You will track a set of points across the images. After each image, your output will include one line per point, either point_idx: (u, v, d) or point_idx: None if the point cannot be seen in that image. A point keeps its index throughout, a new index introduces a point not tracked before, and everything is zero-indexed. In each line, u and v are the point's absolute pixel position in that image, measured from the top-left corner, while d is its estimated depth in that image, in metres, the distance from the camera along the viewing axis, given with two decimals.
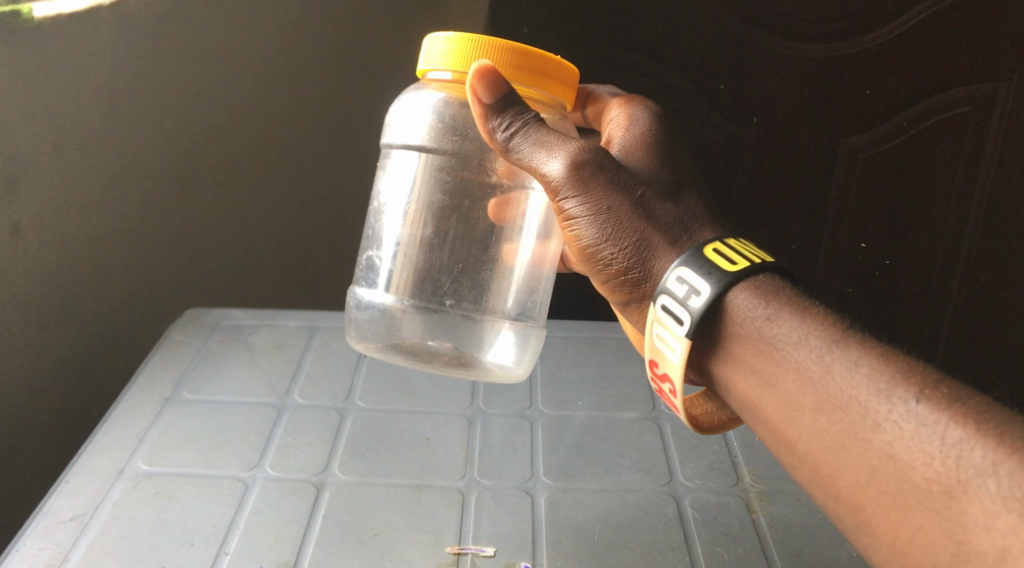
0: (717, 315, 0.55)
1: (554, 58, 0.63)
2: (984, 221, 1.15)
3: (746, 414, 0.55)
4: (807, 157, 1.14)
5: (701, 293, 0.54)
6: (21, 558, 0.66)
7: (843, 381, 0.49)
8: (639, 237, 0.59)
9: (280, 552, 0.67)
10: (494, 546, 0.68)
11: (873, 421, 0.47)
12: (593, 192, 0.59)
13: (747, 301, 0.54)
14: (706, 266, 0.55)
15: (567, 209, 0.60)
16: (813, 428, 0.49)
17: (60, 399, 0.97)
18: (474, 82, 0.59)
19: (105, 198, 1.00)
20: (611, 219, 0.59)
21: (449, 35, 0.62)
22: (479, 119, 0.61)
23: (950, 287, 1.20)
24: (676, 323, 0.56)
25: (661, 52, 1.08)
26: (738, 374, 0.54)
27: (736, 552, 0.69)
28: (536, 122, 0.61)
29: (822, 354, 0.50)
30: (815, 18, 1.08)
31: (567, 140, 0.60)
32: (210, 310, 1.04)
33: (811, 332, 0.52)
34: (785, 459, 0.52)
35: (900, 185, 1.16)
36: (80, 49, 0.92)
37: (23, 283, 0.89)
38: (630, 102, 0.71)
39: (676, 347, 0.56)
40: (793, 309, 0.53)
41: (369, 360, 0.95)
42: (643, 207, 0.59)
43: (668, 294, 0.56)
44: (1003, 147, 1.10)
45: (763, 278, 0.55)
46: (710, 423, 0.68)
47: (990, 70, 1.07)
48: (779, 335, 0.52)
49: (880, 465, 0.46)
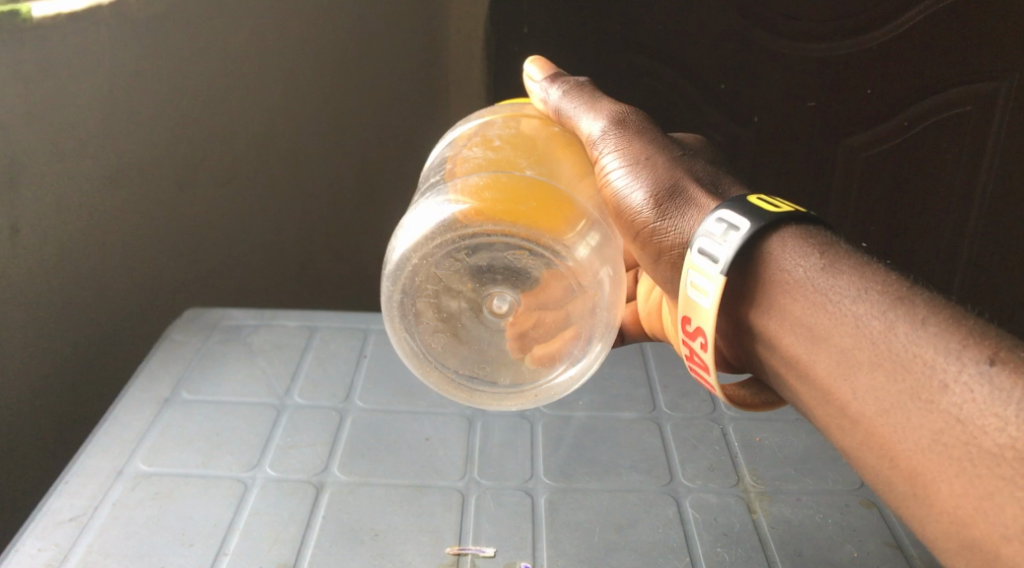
0: (761, 261, 0.52)
1: None
2: (985, 221, 1.16)
3: (792, 373, 0.52)
4: (807, 157, 1.14)
5: (740, 229, 0.52)
6: (21, 559, 0.66)
7: (907, 339, 0.44)
8: (672, 182, 0.58)
9: (280, 552, 0.67)
10: (494, 546, 0.68)
11: (940, 382, 0.42)
12: (635, 138, 0.61)
13: (797, 252, 0.51)
14: (746, 207, 0.53)
15: (603, 159, 0.61)
16: (871, 387, 0.45)
17: (58, 401, 0.96)
18: (538, 62, 0.70)
19: (106, 197, 1.00)
20: (646, 160, 0.59)
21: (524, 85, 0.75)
22: (539, 92, 0.69)
23: (952, 285, 1.23)
24: (710, 262, 0.52)
25: (660, 52, 1.08)
26: (786, 330, 0.51)
27: (737, 552, 0.69)
28: (589, 90, 0.66)
29: (885, 309, 0.46)
30: (816, 18, 1.06)
31: (612, 103, 0.64)
32: (209, 310, 1.03)
33: (872, 286, 0.48)
34: (833, 422, 0.49)
35: (902, 186, 1.16)
36: (79, 48, 0.93)
37: (23, 282, 0.89)
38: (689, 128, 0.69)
39: (708, 290, 0.53)
40: (853, 264, 0.49)
41: (369, 360, 0.95)
42: (680, 161, 0.59)
43: (706, 237, 0.53)
44: (1005, 145, 1.11)
45: (815, 231, 0.52)
46: (741, 402, 0.61)
47: (991, 70, 1.07)
48: (834, 288, 0.49)
49: (946, 429, 0.42)
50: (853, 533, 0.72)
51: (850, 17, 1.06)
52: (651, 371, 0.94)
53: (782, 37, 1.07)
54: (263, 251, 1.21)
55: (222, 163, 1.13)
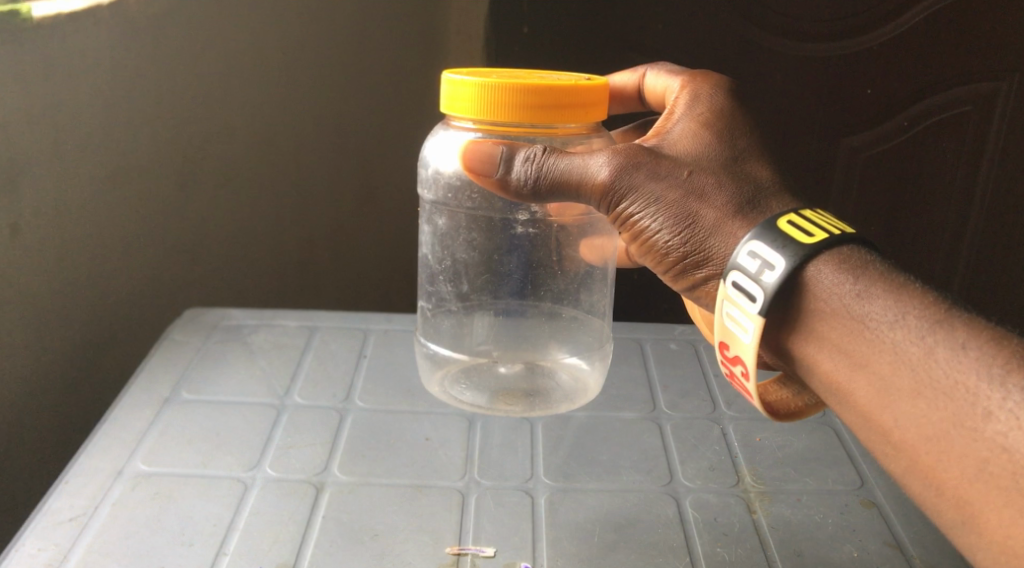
0: (799, 290, 0.55)
1: (568, 84, 0.61)
2: (984, 222, 1.16)
3: (834, 398, 0.56)
4: (808, 155, 1.13)
5: (775, 267, 0.55)
6: (21, 559, 0.65)
7: (948, 365, 0.48)
8: (697, 223, 0.60)
9: (280, 552, 0.66)
10: (494, 546, 0.68)
11: (984, 410, 0.46)
12: (642, 183, 0.60)
13: (832, 277, 0.54)
14: (780, 239, 0.55)
15: (624, 215, 0.62)
16: (912, 414, 0.49)
17: (56, 402, 0.96)
18: (467, 162, 0.63)
19: (107, 195, 1.02)
20: (667, 207, 0.60)
21: (461, 78, 0.61)
22: (502, 191, 0.64)
23: (952, 286, 1.20)
24: (749, 300, 0.56)
25: (660, 51, 1.07)
26: (823, 354, 0.55)
27: (737, 553, 0.68)
28: (554, 157, 0.61)
29: (923, 335, 0.50)
30: (813, 19, 1.07)
31: (594, 159, 0.61)
32: (210, 310, 1.04)
33: (908, 310, 0.51)
34: (875, 446, 0.53)
35: (901, 184, 1.15)
36: (78, 48, 0.94)
37: (24, 283, 0.89)
38: (693, 89, 0.67)
39: (748, 327, 0.57)
40: (886, 287, 0.53)
41: (369, 360, 0.96)
42: (694, 187, 0.60)
43: (740, 270, 0.57)
44: (1004, 146, 1.11)
45: (849, 250, 0.55)
46: (788, 410, 0.66)
47: (990, 69, 1.08)
48: (871, 313, 0.52)
49: (993, 458, 0.45)
50: (853, 533, 0.72)
51: (849, 18, 1.06)
52: (650, 371, 0.95)
53: (782, 37, 1.07)
54: (261, 253, 1.20)
55: (221, 164, 1.14)
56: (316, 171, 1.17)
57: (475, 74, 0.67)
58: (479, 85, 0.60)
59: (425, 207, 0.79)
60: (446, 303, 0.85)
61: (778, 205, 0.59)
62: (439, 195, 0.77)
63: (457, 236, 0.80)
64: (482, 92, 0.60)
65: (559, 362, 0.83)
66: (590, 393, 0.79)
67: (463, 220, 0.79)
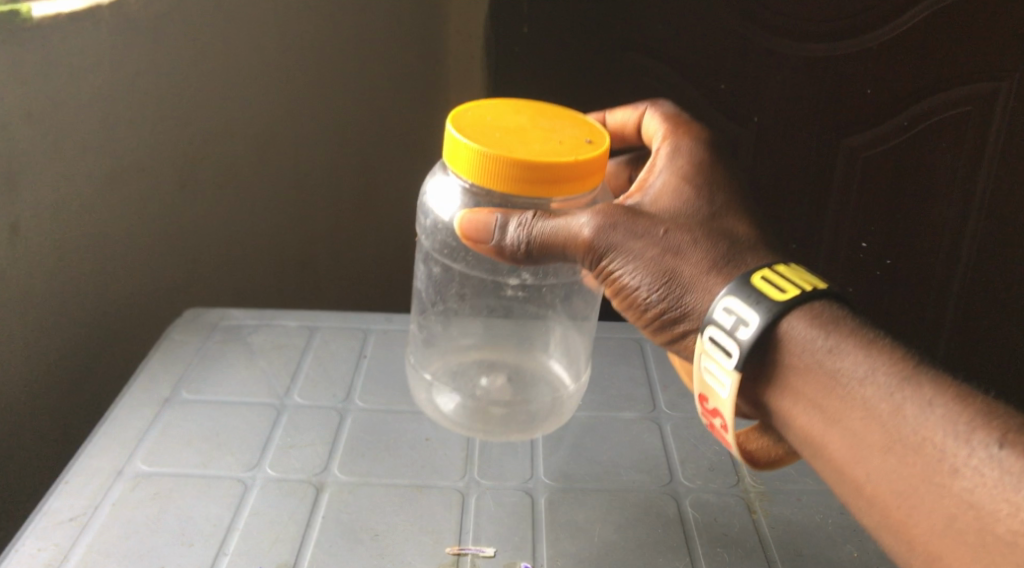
0: (775, 344, 0.55)
1: (570, 160, 0.58)
2: (984, 221, 1.17)
3: (808, 450, 0.56)
4: (808, 155, 1.15)
5: (750, 323, 0.55)
6: (21, 559, 0.65)
7: (917, 423, 0.49)
8: (676, 282, 0.59)
9: (280, 552, 0.66)
10: (494, 546, 0.68)
11: (951, 466, 0.47)
12: (623, 243, 0.59)
13: (806, 332, 0.54)
14: (754, 295, 0.55)
15: (607, 271, 0.61)
16: (884, 469, 0.50)
17: (54, 402, 0.96)
18: (464, 232, 0.63)
19: (106, 196, 1.00)
20: (647, 265, 0.59)
21: (461, 138, 0.59)
22: (496, 256, 0.63)
23: (952, 287, 1.23)
24: (725, 355, 0.56)
25: (660, 52, 1.10)
26: (799, 408, 0.55)
27: (737, 553, 0.69)
28: (541, 219, 0.61)
29: (893, 391, 0.50)
30: (815, 20, 1.07)
31: (576, 218, 0.60)
32: (209, 309, 1.04)
33: (878, 366, 0.51)
34: (850, 498, 0.53)
35: (902, 185, 1.16)
36: (80, 49, 0.93)
37: (24, 281, 0.89)
38: (676, 144, 0.68)
39: (725, 381, 0.58)
40: (858, 342, 0.53)
41: (368, 361, 0.95)
42: (671, 245, 0.59)
43: (715, 325, 0.57)
44: (1005, 144, 1.12)
45: (819, 307, 0.55)
46: (767, 458, 0.67)
47: (991, 69, 1.08)
48: (842, 369, 0.52)
49: (960, 514, 0.46)
50: (851, 533, 0.72)
51: (850, 19, 1.07)
52: (650, 371, 0.95)
53: (782, 38, 1.08)
54: (263, 250, 1.21)
55: (222, 163, 1.13)
56: (318, 170, 1.19)
57: (474, 122, 0.64)
58: (477, 152, 0.58)
59: (421, 251, 0.78)
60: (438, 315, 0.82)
61: (752, 260, 0.59)
62: (435, 245, 0.75)
63: (452, 286, 0.80)
64: (485, 161, 0.58)
65: (543, 374, 0.81)
66: (562, 416, 0.77)
67: (457, 270, 0.79)
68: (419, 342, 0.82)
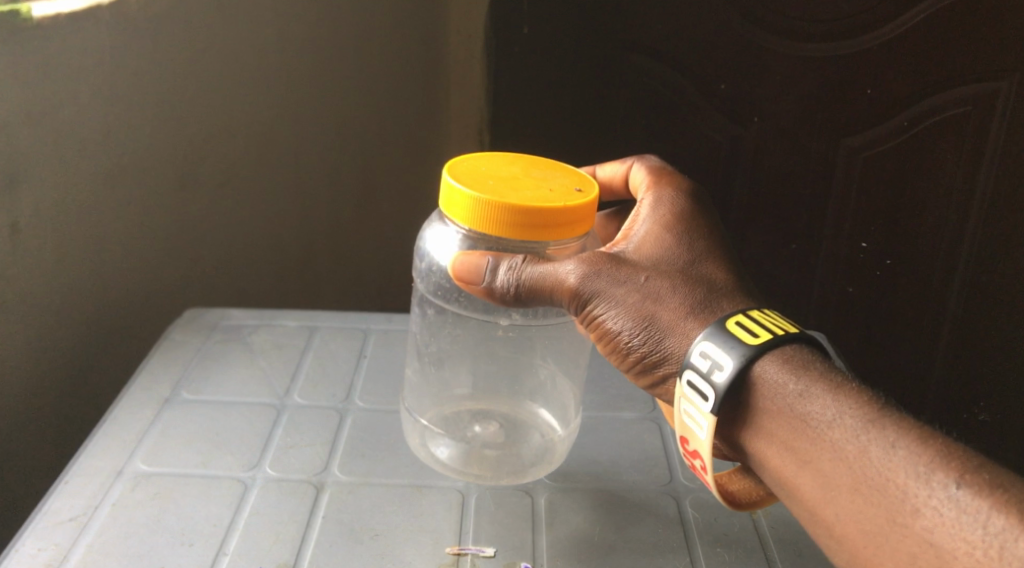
0: (749, 389, 0.56)
1: (561, 203, 0.60)
2: (984, 224, 1.14)
3: (782, 491, 0.56)
4: (808, 155, 1.15)
5: (724, 368, 0.56)
6: (21, 559, 0.65)
7: (881, 465, 0.49)
8: (659, 328, 0.60)
9: (280, 552, 0.66)
10: (494, 546, 0.68)
11: (912, 506, 0.47)
12: (608, 289, 0.61)
13: (778, 376, 0.55)
14: (728, 340, 0.56)
15: (595, 316, 0.62)
16: (851, 509, 0.50)
17: (54, 401, 0.96)
18: (456, 273, 0.63)
19: (105, 196, 1.00)
20: (632, 311, 0.61)
21: (457, 186, 0.61)
22: (487, 299, 0.63)
23: (949, 292, 1.20)
24: (701, 399, 0.57)
25: (661, 52, 1.10)
26: (773, 449, 0.55)
27: (736, 553, 0.68)
28: (532, 264, 0.62)
29: (858, 434, 0.51)
30: (814, 19, 1.07)
31: (564, 263, 0.62)
32: (208, 310, 1.04)
33: (845, 411, 0.52)
34: (822, 538, 0.53)
35: (901, 187, 1.15)
36: (80, 49, 0.93)
37: (24, 281, 0.89)
38: (660, 192, 0.69)
39: (702, 424, 0.58)
40: (826, 386, 0.54)
41: (368, 360, 0.96)
42: (652, 291, 0.61)
43: (692, 368, 0.58)
44: (1005, 145, 1.10)
45: (792, 349, 0.56)
46: (748, 499, 0.65)
47: (990, 69, 1.07)
48: (811, 413, 0.53)
49: (921, 552, 0.46)
50: None
51: (849, 18, 1.07)
52: None
53: (782, 37, 1.08)
54: (263, 249, 1.21)
55: (222, 163, 1.13)
56: (319, 169, 1.19)
57: (469, 170, 0.66)
58: (473, 198, 0.60)
59: (418, 295, 0.79)
60: (433, 352, 0.82)
61: (728, 306, 0.60)
62: (429, 288, 0.76)
63: (444, 329, 0.81)
64: (479, 207, 0.60)
65: (534, 423, 0.79)
66: (550, 464, 0.75)
67: (451, 312, 0.80)
68: (414, 380, 0.83)
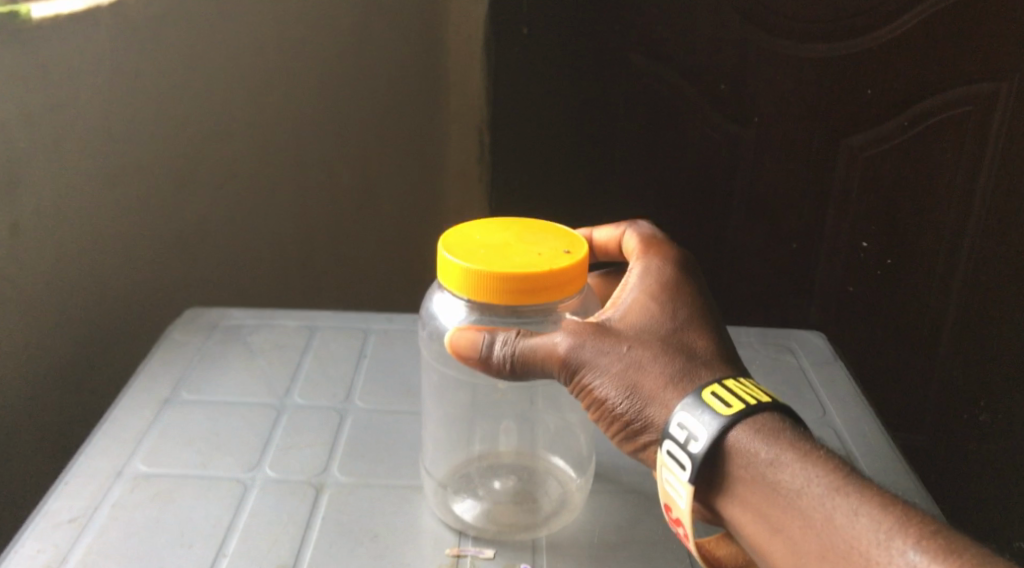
0: (722, 458, 0.55)
1: (548, 267, 0.60)
2: (986, 222, 1.14)
3: (758, 555, 0.56)
4: (808, 156, 1.15)
5: (700, 438, 0.55)
6: (21, 560, 0.65)
7: (846, 532, 0.48)
8: (646, 397, 0.59)
9: (279, 554, 0.66)
10: (494, 547, 0.67)
11: None
12: (597, 359, 0.60)
13: (750, 444, 0.54)
14: (703, 410, 0.55)
15: (589, 388, 0.61)
16: None
17: (54, 398, 0.96)
18: (453, 349, 0.62)
19: (105, 196, 1.00)
20: (621, 381, 0.59)
21: (449, 257, 0.62)
22: (486, 374, 0.62)
23: (950, 292, 1.20)
24: (679, 467, 0.56)
25: (660, 52, 1.10)
26: (745, 515, 0.55)
27: None
28: (524, 336, 0.61)
29: (824, 501, 0.50)
30: (815, 18, 1.07)
31: (555, 335, 0.61)
32: (208, 310, 1.04)
33: (813, 479, 0.51)
34: None
35: (899, 190, 1.15)
36: (78, 49, 0.93)
37: (23, 282, 0.89)
38: (649, 259, 0.68)
39: (681, 492, 0.57)
40: (796, 453, 0.53)
41: (368, 360, 0.96)
42: (636, 360, 0.60)
43: (670, 439, 0.57)
44: (1007, 146, 1.09)
45: (764, 418, 0.55)
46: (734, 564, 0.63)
47: (991, 69, 1.06)
48: (781, 481, 0.52)
49: None
50: None
51: (849, 18, 1.06)
52: None
53: (783, 37, 1.08)
54: (264, 248, 1.21)
55: (223, 162, 1.13)
56: (320, 166, 1.19)
57: (462, 238, 0.66)
58: (463, 268, 0.60)
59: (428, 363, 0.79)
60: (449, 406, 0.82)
61: (705, 375, 0.59)
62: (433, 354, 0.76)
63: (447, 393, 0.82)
64: (469, 277, 0.60)
65: (548, 469, 0.76)
66: (572, 511, 0.71)
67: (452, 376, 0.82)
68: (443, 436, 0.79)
